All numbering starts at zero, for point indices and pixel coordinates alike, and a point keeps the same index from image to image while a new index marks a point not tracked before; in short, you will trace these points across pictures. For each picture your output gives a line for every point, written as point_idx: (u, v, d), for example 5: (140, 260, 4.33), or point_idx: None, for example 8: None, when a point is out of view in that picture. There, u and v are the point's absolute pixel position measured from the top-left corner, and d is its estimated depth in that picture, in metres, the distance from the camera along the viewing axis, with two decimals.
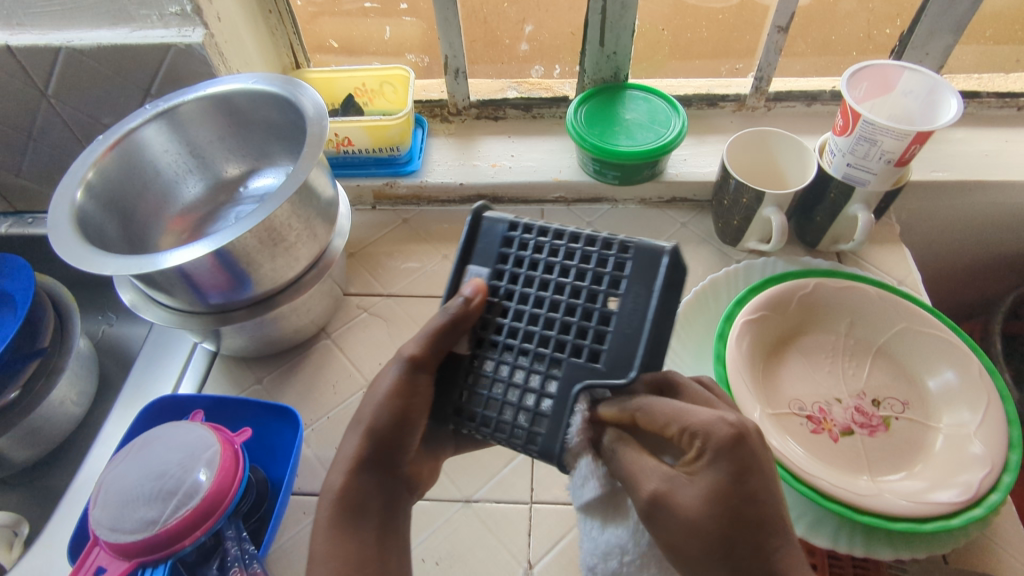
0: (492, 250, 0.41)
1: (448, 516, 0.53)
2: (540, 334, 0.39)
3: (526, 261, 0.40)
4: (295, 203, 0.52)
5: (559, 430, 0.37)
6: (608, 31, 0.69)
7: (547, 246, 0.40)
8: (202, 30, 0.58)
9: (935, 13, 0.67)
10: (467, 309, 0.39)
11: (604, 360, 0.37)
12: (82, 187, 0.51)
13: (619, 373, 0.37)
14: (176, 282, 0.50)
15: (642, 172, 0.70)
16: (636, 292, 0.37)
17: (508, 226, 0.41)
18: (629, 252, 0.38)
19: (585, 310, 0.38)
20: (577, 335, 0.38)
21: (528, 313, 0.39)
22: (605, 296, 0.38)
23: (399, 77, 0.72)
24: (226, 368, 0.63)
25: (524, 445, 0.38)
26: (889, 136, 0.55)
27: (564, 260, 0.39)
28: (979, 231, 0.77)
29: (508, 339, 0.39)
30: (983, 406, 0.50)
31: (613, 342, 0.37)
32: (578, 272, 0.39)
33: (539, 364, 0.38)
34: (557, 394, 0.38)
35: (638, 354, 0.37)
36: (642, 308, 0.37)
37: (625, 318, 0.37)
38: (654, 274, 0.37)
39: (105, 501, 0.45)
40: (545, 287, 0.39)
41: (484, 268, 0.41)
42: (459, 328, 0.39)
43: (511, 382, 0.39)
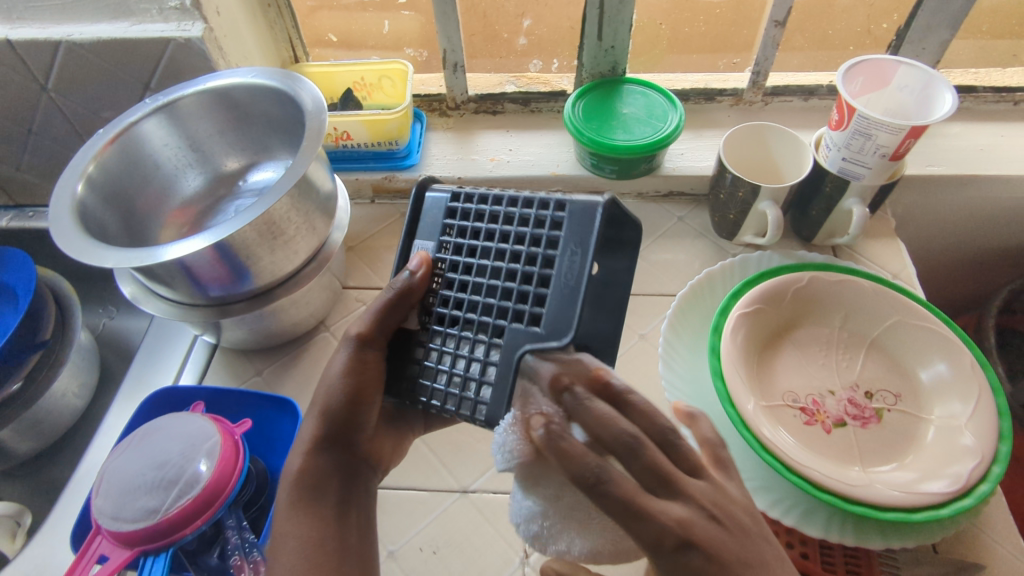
0: (436, 223, 0.44)
1: (445, 506, 0.54)
2: (483, 301, 0.41)
3: (468, 231, 0.43)
4: (294, 198, 0.52)
5: (503, 396, 0.39)
6: (606, 25, 0.70)
7: (486, 214, 0.43)
8: (200, 25, 0.58)
9: (932, 8, 0.67)
10: (412, 282, 0.42)
11: (542, 323, 0.39)
12: (82, 180, 0.52)
13: (556, 335, 0.38)
14: (176, 275, 0.50)
15: (639, 166, 0.71)
16: (571, 252, 0.39)
17: (449, 198, 0.44)
18: (563, 212, 0.40)
19: (524, 274, 0.40)
20: (517, 300, 0.40)
21: (472, 282, 0.42)
22: (543, 258, 0.40)
23: (398, 71, 0.72)
24: (226, 360, 0.63)
25: (470, 415, 0.39)
26: (884, 130, 0.55)
27: (507, 227, 0.42)
28: (975, 225, 0.77)
29: (454, 309, 0.42)
30: (975, 397, 0.51)
31: (551, 304, 0.39)
32: (514, 236, 0.41)
33: (482, 333, 0.40)
34: (500, 360, 0.39)
35: (572, 313, 0.38)
36: (578, 267, 0.39)
37: (563, 274, 0.39)
38: (587, 230, 0.39)
39: (107, 490, 0.46)
40: (491, 256, 0.42)
41: (430, 241, 0.44)
42: (407, 299, 0.42)
43: (458, 351, 0.41)
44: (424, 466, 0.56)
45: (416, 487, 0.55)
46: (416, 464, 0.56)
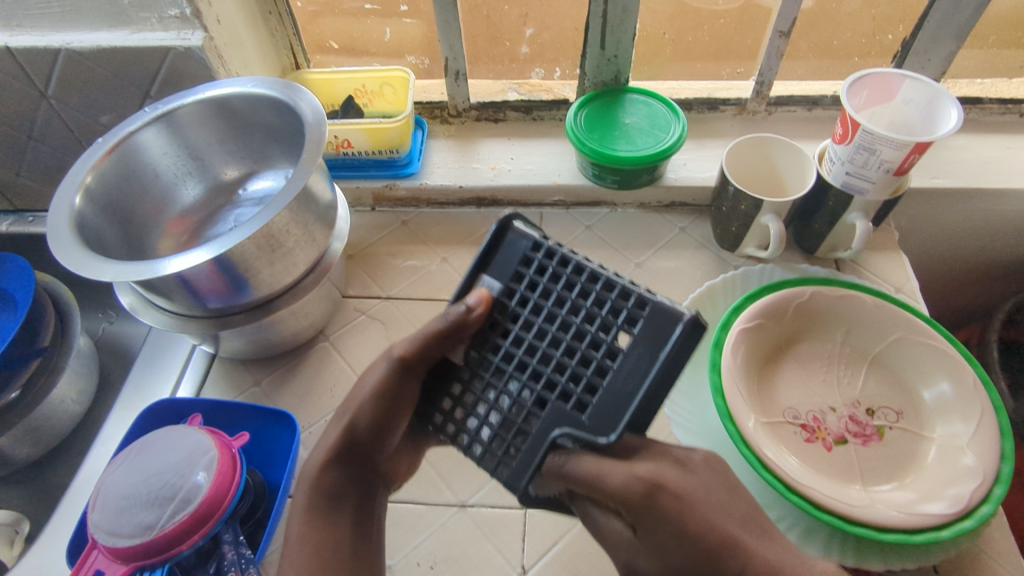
0: (509, 265, 0.41)
1: (443, 521, 0.54)
2: (534, 367, 0.39)
3: (540, 286, 0.40)
4: (293, 210, 0.52)
5: (529, 473, 0.37)
6: (609, 35, 0.69)
7: (564, 277, 0.39)
8: (201, 34, 0.58)
9: (937, 20, 0.66)
10: (467, 317, 0.39)
11: (589, 414, 0.37)
12: (80, 192, 0.52)
13: (602, 431, 0.36)
14: (174, 287, 0.50)
15: (640, 177, 0.70)
16: (640, 352, 0.36)
17: (530, 244, 0.41)
18: (647, 312, 0.37)
19: (585, 356, 0.38)
20: (569, 378, 0.38)
21: (529, 341, 0.39)
22: (609, 347, 0.37)
23: (399, 78, 0.72)
24: (225, 370, 0.63)
25: (493, 471, 0.38)
26: (889, 146, 0.55)
27: (577, 299, 0.39)
28: (978, 238, 0.77)
29: (500, 362, 0.40)
30: (977, 417, 0.50)
31: (602, 397, 0.37)
32: (587, 312, 0.38)
33: (526, 399, 0.38)
34: (535, 435, 0.37)
35: (625, 419, 0.36)
36: (642, 371, 0.36)
37: (625, 373, 0.37)
38: (662, 337, 0.36)
39: (104, 505, 0.46)
40: (553, 323, 0.39)
41: (497, 281, 0.41)
42: (460, 333, 0.40)
43: (495, 404, 0.39)
44: (422, 480, 0.56)
45: (414, 501, 0.55)
46: (414, 476, 0.56)
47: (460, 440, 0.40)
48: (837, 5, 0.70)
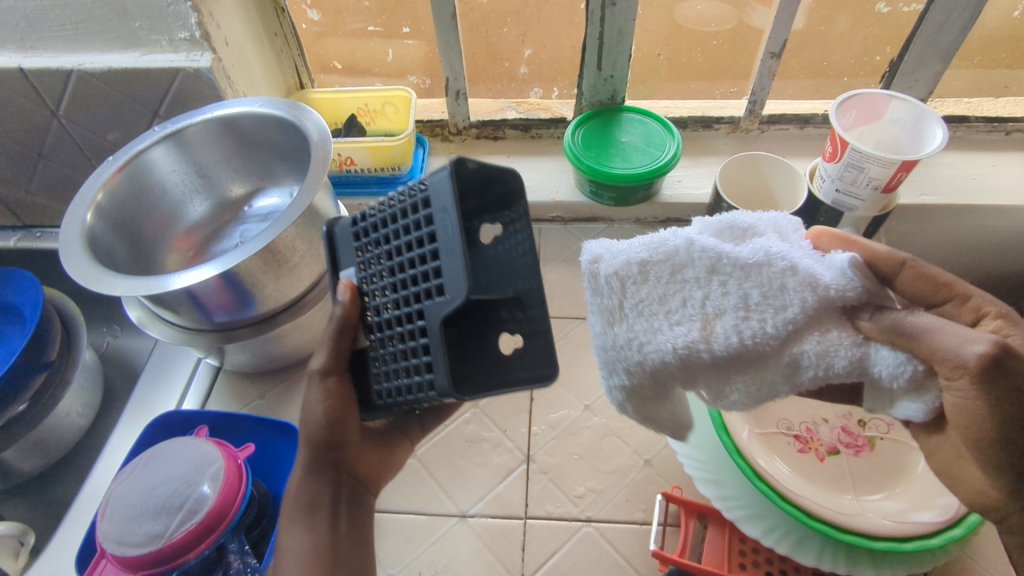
0: (350, 247, 0.42)
1: (444, 531, 0.55)
2: (399, 296, 0.38)
3: (373, 240, 0.40)
4: (300, 226, 0.53)
5: (443, 365, 0.35)
6: (605, 56, 0.71)
7: (380, 220, 0.40)
8: (209, 55, 0.60)
9: (924, 41, 0.69)
10: (346, 311, 0.41)
11: (444, 289, 0.35)
12: (91, 209, 0.53)
13: (457, 293, 0.34)
14: (182, 302, 0.52)
15: (637, 194, 0.72)
16: (444, 214, 0.34)
17: (349, 220, 0.42)
18: (427, 188, 0.36)
19: (417, 258, 0.36)
20: (421, 281, 0.36)
21: (388, 284, 0.39)
22: (426, 234, 0.36)
23: (401, 98, 0.74)
24: (229, 383, 0.64)
25: (427, 394, 0.36)
26: (877, 164, 0.56)
27: (387, 225, 0.39)
28: (967, 254, 0.78)
29: (382, 316, 0.40)
30: None
31: (442, 267, 0.35)
32: (404, 227, 0.38)
33: (410, 322, 0.37)
34: (429, 337, 0.35)
35: (465, 270, 0.34)
36: (451, 227, 0.34)
37: (444, 240, 0.34)
38: (444, 190, 0.34)
39: (113, 515, 0.47)
40: (389, 254, 0.39)
41: (350, 267, 0.42)
42: (347, 325, 0.41)
43: (399, 347, 0.38)
44: (424, 491, 0.57)
45: (415, 511, 0.56)
46: (415, 487, 0.57)
47: (398, 391, 0.39)
48: (827, 28, 0.72)
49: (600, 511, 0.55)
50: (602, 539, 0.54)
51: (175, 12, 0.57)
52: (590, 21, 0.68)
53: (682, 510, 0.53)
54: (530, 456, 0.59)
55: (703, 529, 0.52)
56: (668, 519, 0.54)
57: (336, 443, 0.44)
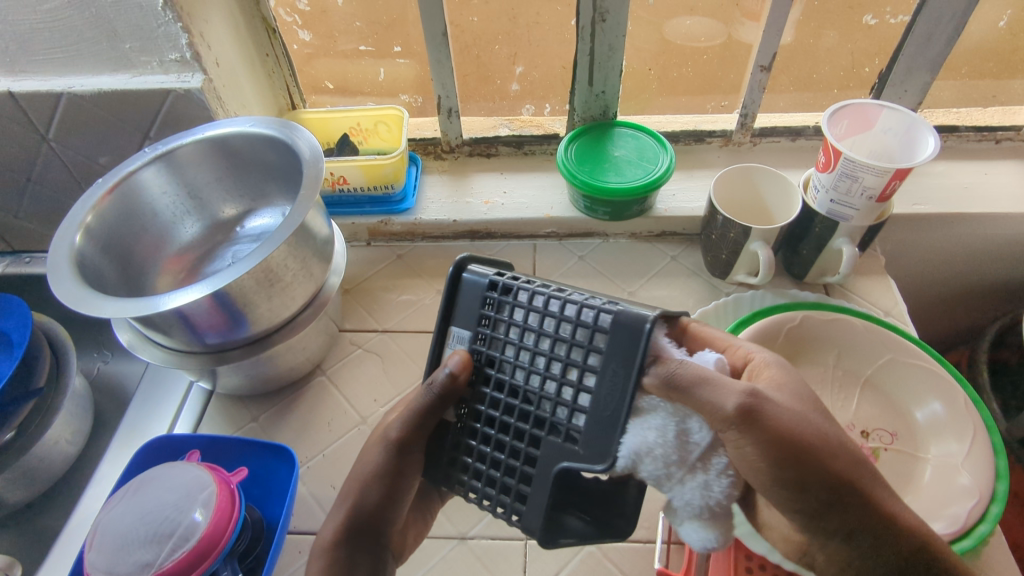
0: (473, 310, 0.41)
1: (443, 553, 0.54)
2: (521, 405, 0.39)
3: (507, 326, 0.40)
4: (292, 245, 0.53)
5: (540, 512, 0.37)
6: (597, 71, 0.72)
7: (528, 313, 0.40)
8: (200, 76, 0.60)
9: (913, 51, 0.69)
10: (453, 384, 0.39)
11: (583, 443, 0.37)
12: (81, 231, 0.52)
13: (597, 457, 0.36)
14: (173, 323, 0.51)
15: (632, 208, 0.72)
16: (612, 373, 0.36)
17: (487, 283, 0.41)
18: (607, 324, 0.37)
19: (561, 386, 0.38)
20: (554, 409, 0.38)
21: (509, 383, 0.39)
22: (583, 370, 0.37)
23: (393, 116, 0.74)
24: (222, 407, 0.63)
25: (507, 517, 0.38)
26: (870, 173, 0.56)
27: (537, 327, 0.39)
28: (962, 262, 0.78)
29: (489, 411, 0.40)
30: (970, 437, 0.52)
31: (590, 421, 0.37)
32: (553, 343, 0.39)
33: (519, 439, 0.38)
34: (537, 475, 0.37)
35: (614, 438, 0.36)
36: (619, 391, 0.36)
37: (602, 393, 0.37)
38: (632, 354, 0.36)
39: (101, 544, 0.46)
40: (524, 357, 0.39)
41: (466, 331, 0.41)
42: (446, 398, 0.40)
43: (495, 454, 0.39)
44: None
45: None
46: None
47: (472, 490, 0.39)
48: (815, 41, 0.72)
49: None
50: (604, 558, 0.53)
51: (165, 33, 0.57)
52: (581, 38, 0.69)
53: None
54: None
55: None
56: (673, 536, 0.53)
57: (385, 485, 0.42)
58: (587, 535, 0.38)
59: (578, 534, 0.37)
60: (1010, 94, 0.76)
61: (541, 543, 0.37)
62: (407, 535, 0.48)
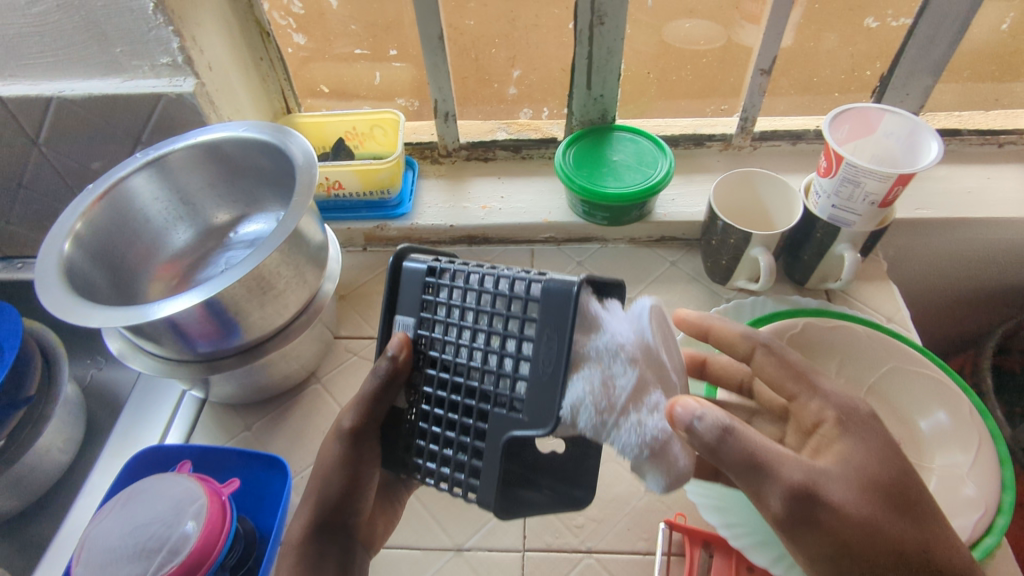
0: (412, 295, 0.41)
1: (439, 566, 0.53)
2: (465, 382, 0.38)
3: (445, 307, 0.40)
4: (286, 252, 0.52)
5: (494, 486, 0.36)
6: (595, 74, 0.71)
7: (463, 293, 0.39)
8: (193, 80, 0.59)
9: (915, 54, 0.69)
10: (396, 367, 0.39)
11: (525, 411, 0.36)
12: (69, 238, 0.51)
13: (540, 423, 0.35)
14: (164, 332, 0.50)
15: (630, 213, 0.71)
16: (547, 338, 0.36)
17: (423, 270, 0.40)
18: (537, 293, 0.37)
19: (499, 358, 0.37)
20: (496, 382, 0.37)
21: (452, 361, 0.39)
22: (519, 340, 0.37)
23: (389, 120, 0.73)
24: (215, 415, 0.62)
25: (467, 495, 0.38)
26: (873, 178, 0.56)
27: (473, 304, 0.39)
28: (965, 267, 0.77)
29: (436, 390, 0.39)
30: (975, 446, 0.52)
31: (529, 390, 0.36)
32: (490, 318, 0.38)
33: (467, 415, 0.38)
34: (487, 447, 0.37)
35: (556, 402, 0.35)
36: (555, 356, 0.35)
37: (541, 360, 0.36)
38: (564, 316, 0.35)
39: (88, 559, 0.45)
40: (465, 335, 0.39)
41: (408, 317, 0.41)
42: (394, 380, 0.40)
43: (446, 433, 0.39)
44: (418, 525, 0.55)
45: (409, 546, 0.54)
46: (410, 520, 0.55)
47: (427, 470, 0.39)
48: (816, 44, 0.72)
49: (601, 541, 0.53)
50: (603, 570, 0.52)
51: (156, 36, 0.56)
52: (579, 41, 0.68)
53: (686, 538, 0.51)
54: None
55: (709, 559, 0.50)
56: (673, 548, 0.52)
57: None
58: (549, 504, 0.38)
59: (540, 505, 0.38)
60: (1013, 97, 0.76)
61: (498, 515, 0.37)
62: (375, 525, 0.49)
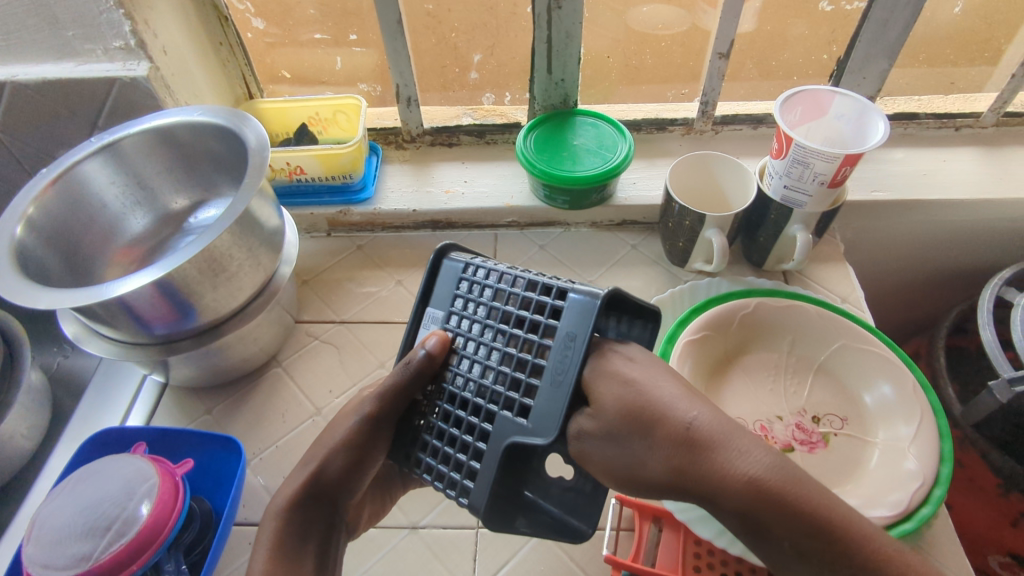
0: (448, 293, 0.43)
1: (394, 543, 0.54)
2: (483, 383, 0.40)
3: (479, 307, 0.42)
4: (236, 234, 0.52)
5: (486, 488, 0.37)
6: (555, 58, 0.71)
7: (499, 293, 0.41)
8: (146, 64, 0.59)
9: (869, 38, 0.69)
10: (430, 363, 0.41)
11: (531, 417, 0.37)
12: (22, 222, 0.52)
13: (543, 432, 0.36)
14: (116, 314, 0.50)
15: (590, 197, 0.72)
16: (565, 346, 0.37)
17: (463, 266, 0.43)
18: (565, 301, 0.38)
19: (519, 361, 0.39)
20: (512, 385, 0.38)
21: (476, 363, 0.40)
22: (539, 344, 0.38)
23: (351, 105, 0.73)
24: (175, 399, 0.63)
25: (456, 497, 0.38)
26: (821, 159, 0.57)
27: (506, 307, 0.40)
28: (921, 248, 0.79)
29: (454, 389, 0.41)
30: (917, 419, 0.53)
31: (541, 395, 0.37)
32: (518, 319, 0.40)
33: (477, 416, 0.39)
34: (487, 450, 0.37)
35: (561, 410, 0.36)
36: (569, 362, 0.37)
37: (554, 366, 0.37)
38: (587, 323, 0.37)
39: (39, 538, 0.45)
40: (491, 339, 0.40)
41: (439, 311, 0.43)
42: (422, 376, 0.41)
43: (454, 433, 0.40)
44: None
45: (364, 525, 0.54)
46: None
47: (427, 472, 0.40)
48: (774, 28, 0.72)
49: None
50: (556, 545, 0.53)
51: (108, 20, 0.56)
52: (538, 25, 0.68)
53: (636, 514, 0.52)
54: None
55: (658, 533, 0.51)
56: (623, 523, 0.53)
57: (322, 478, 0.42)
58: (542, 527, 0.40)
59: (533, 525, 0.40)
60: (968, 81, 0.77)
61: (483, 522, 0.37)
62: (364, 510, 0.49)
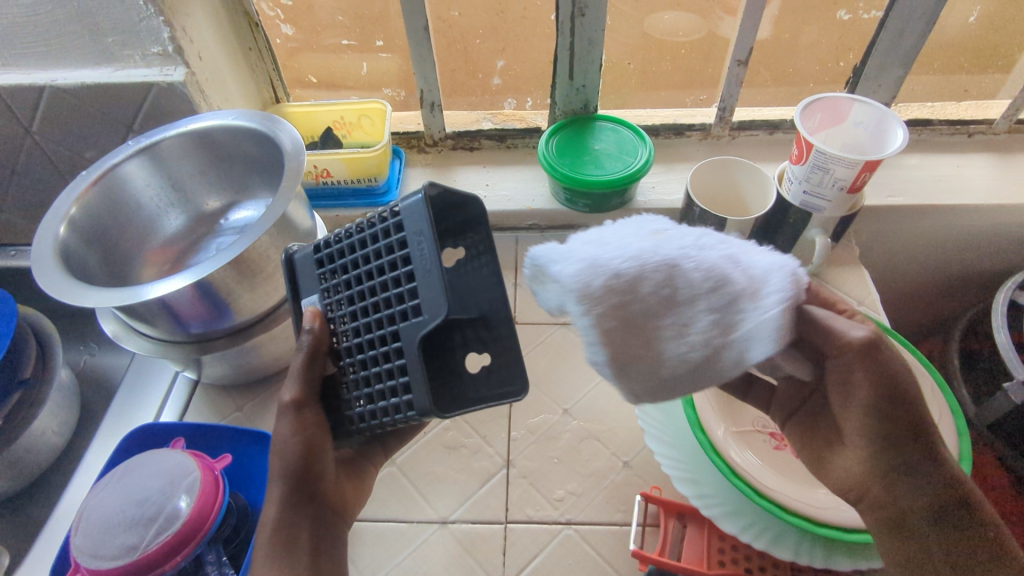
0: (311, 275, 0.44)
1: (425, 537, 0.55)
2: (374, 318, 0.40)
3: (347, 266, 0.42)
4: (274, 236, 0.53)
5: (422, 386, 0.37)
6: (577, 65, 0.73)
7: (347, 251, 0.42)
8: (183, 70, 0.60)
9: (885, 47, 0.71)
10: (315, 338, 0.42)
11: (423, 309, 0.37)
12: (65, 222, 0.53)
13: (435, 313, 0.36)
14: (157, 313, 0.51)
15: (611, 200, 0.73)
16: (422, 244, 0.37)
17: (311, 250, 0.44)
18: (399, 217, 0.39)
19: (393, 281, 0.39)
20: (397, 302, 0.38)
21: (360, 309, 0.41)
22: (401, 259, 0.38)
23: (376, 110, 0.75)
24: (208, 396, 0.64)
25: (404, 413, 0.37)
26: (841, 165, 0.58)
27: (360, 258, 0.41)
28: (935, 253, 0.80)
29: (354, 337, 0.41)
30: (935, 418, 0.54)
31: (421, 287, 0.37)
32: (376, 254, 0.40)
33: (384, 345, 0.39)
34: (405, 358, 0.37)
35: (442, 289, 0.36)
36: (430, 255, 0.37)
37: (423, 264, 0.37)
38: (423, 218, 0.38)
39: (87, 528, 0.47)
40: (360, 282, 0.41)
41: (314, 295, 0.44)
42: (317, 353, 0.42)
43: (370, 372, 0.40)
44: (404, 499, 0.57)
45: (395, 520, 0.56)
46: (396, 495, 0.57)
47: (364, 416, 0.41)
48: (792, 36, 0.74)
49: (580, 513, 0.56)
50: (582, 540, 0.54)
51: (147, 27, 0.57)
52: (561, 33, 0.70)
53: (661, 510, 0.53)
54: (511, 462, 0.59)
55: (682, 529, 0.53)
56: (648, 519, 0.55)
57: None
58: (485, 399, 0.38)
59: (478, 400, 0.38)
60: (981, 88, 0.78)
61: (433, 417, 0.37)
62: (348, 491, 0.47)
